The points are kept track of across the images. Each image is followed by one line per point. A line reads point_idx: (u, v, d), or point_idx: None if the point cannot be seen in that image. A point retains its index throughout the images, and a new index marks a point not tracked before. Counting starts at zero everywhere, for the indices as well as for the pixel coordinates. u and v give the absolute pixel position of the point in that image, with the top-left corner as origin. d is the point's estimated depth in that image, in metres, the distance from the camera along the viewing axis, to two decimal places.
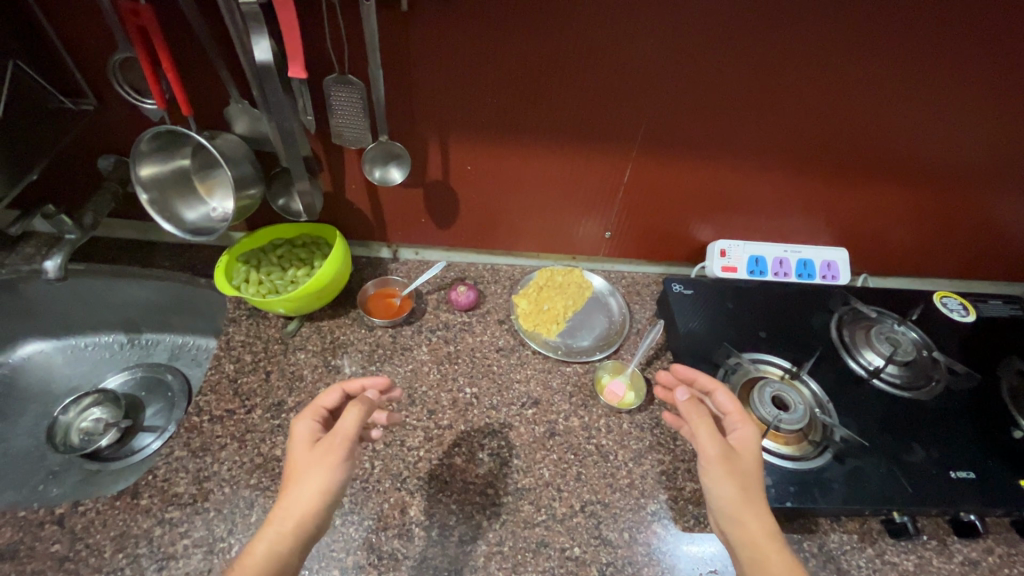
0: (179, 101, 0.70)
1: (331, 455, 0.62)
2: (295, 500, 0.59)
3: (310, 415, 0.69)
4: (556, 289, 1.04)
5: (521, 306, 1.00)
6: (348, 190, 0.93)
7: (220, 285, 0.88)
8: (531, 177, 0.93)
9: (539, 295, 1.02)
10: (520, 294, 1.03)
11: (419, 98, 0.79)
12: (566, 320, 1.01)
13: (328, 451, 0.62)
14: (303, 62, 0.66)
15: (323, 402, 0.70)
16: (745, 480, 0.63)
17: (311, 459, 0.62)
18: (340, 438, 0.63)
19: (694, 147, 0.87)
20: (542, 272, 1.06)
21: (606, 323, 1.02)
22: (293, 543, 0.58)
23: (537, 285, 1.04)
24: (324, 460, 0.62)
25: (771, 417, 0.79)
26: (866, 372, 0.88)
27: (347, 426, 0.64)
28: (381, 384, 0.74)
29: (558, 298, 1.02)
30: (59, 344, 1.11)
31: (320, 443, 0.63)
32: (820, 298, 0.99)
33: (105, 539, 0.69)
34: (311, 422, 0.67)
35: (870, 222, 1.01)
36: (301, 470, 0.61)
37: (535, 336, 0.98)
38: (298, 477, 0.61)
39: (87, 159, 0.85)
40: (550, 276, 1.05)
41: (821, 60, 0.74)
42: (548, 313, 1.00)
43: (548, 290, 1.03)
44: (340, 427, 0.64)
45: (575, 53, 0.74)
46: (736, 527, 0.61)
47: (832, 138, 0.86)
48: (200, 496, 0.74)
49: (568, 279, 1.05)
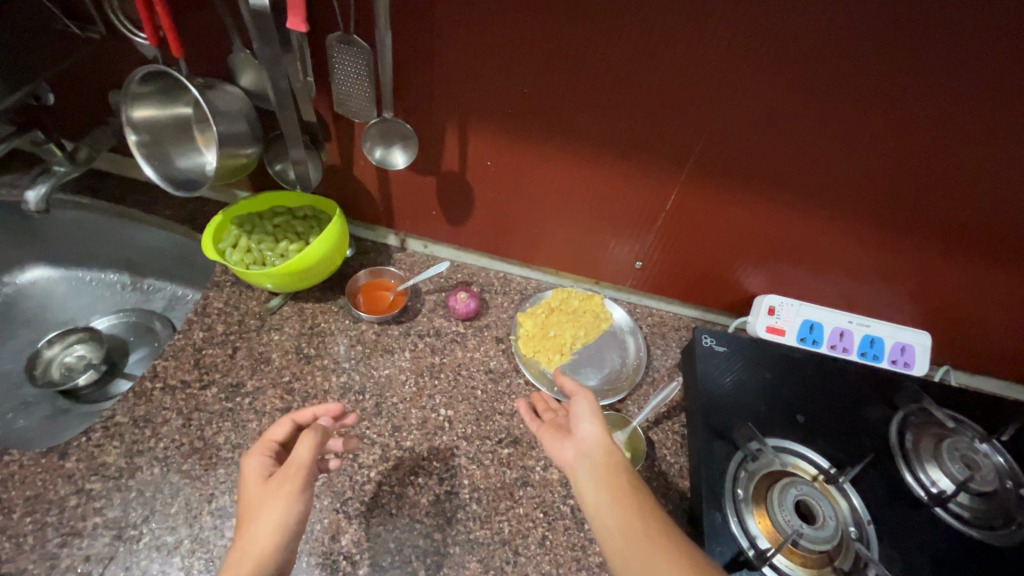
0: (171, 40, 0.63)
1: (284, 489, 0.54)
2: (246, 543, 0.51)
3: (259, 450, 0.60)
4: (568, 315, 0.91)
5: (524, 325, 0.89)
6: (356, 168, 0.84)
7: (204, 247, 0.82)
8: (559, 186, 0.81)
9: (546, 317, 0.90)
10: (528, 313, 0.91)
11: (438, 76, 0.69)
12: (572, 352, 0.88)
13: (284, 486, 0.54)
14: (302, 14, 0.57)
15: (271, 435, 0.61)
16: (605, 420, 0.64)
17: (263, 496, 0.54)
18: (292, 470, 0.55)
19: (757, 180, 0.73)
20: (557, 292, 0.94)
21: (615, 364, 0.88)
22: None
23: (548, 305, 0.92)
24: (279, 492, 0.53)
25: (791, 528, 0.64)
26: (926, 495, 0.71)
27: (302, 458, 0.56)
28: (334, 412, 0.66)
29: (568, 325, 0.90)
30: (63, 274, 1.10)
31: (274, 477, 0.55)
32: (883, 387, 0.81)
33: (18, 497, 0.64)
34: (260, 457, 0.59)
35: (966, 307, 0.82)
36: (252, 509, 0.53)
37: (533, 364, 0.86)
38: (252, 515, 0.53)
39: (92, 90, 0.80)
40: (565, 299, 0.93)
41: (942, 100, 0.59)
42: (552, 340, 0.88)
43: (560, 314, 0.91)
44: (295, 456, 0.55)
45: (632, 50, 0.62)
46: (599, 447, 0.59)
47: (938, 200, 0.69)
48: (126, 472, 0.68)
49: (585, 306, 0.92)
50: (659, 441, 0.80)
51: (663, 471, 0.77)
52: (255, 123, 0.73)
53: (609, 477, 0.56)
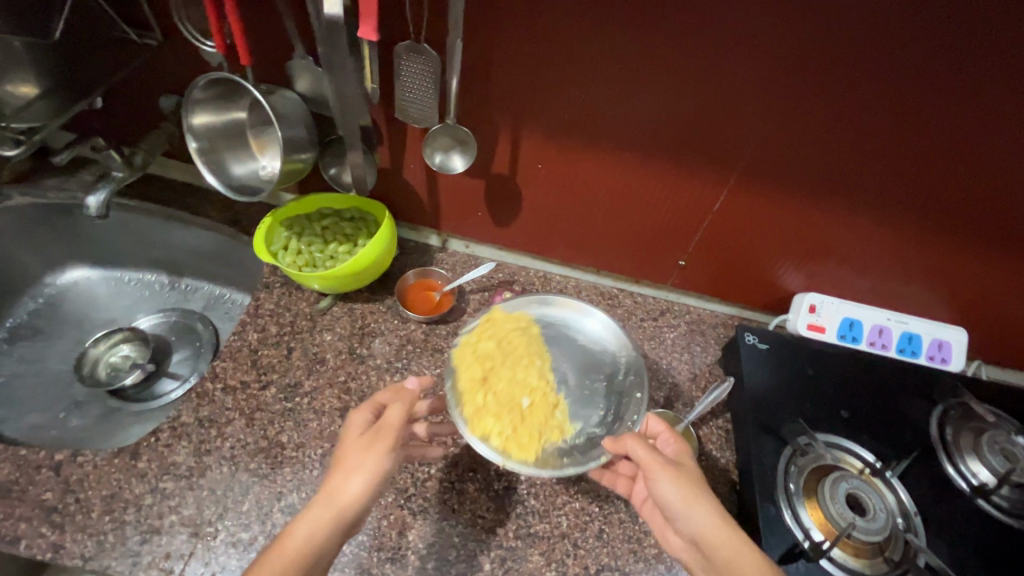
0: (239, 49, 0.63)
1: (379, 446, 0.56)
2: (339, 485, 0.53)
3: (366, 408, 0.61)
4: (506, 355, 0.74)
5: (517, 452, 0.67)
6: (405, 170, 0.85)
7: (258, 250, 0.83)
8: (607, 186, 0.82)
9: (504, 401, 0.70)
10: (471, 412, 0.69)
11: (498, 82, 0.70)
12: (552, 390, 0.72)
13: (378, 441, 0.56)
14: (374, 23, 0.58)
15: (379, 399, 0.63)
16: (691, 482, 0.58)
17: (358, 450, 0.56)
18: (387, 430, 0.57)
19: (807, 181, 0.74)
20: (466, 364, 0.73)
21: (617, 386, 0.74)
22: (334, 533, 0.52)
23: (491, 391, 0.71)
24: (372, 446, 0.56)
25: (844, 521, 0.66)
26: (968, 487, 0.74)
27: (392, 420, 0.58)
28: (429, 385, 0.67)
29: (509, 371, 0.72)
30: (104, 274, 1.12)
31: (372, 433, 0.57)
32: (922, 383, 0.83)
33: (95, 497, 0.66)
34: (365, 414, 0.60)
35: (1002, 305, 0.84)
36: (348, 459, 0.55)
37: (541, 460, 0.67)
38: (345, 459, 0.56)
39: (146, 97, 0.81)
40: (490, 353, 0.73)
41: (999, 105, 0.60)
42: (534, 417, 0.69)
43: (495, 361, 0.73)
44: (388, 418, 0.58)
45: (696, 53, 0.63)
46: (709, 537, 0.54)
47: (988, 201, 0.70)
48: (197, 471, 0.70)
49: (501, 333, 0.76)
50: (705, 437, 0.82)
51: (711, 466, 0.79)
52: (312, 128, 0.74)
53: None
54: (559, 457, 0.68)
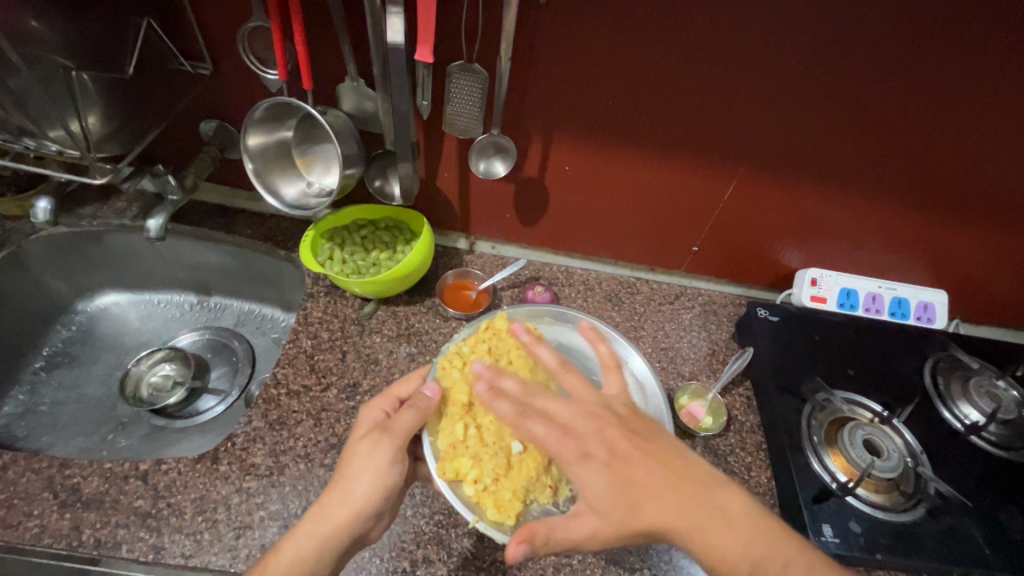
0: (302, 74, 0.69)
1: (381, 451, 0.62)
2: (348, 491, 0.61)
3: (380, 403, 0.70)
4: None
5: (492, 511, 0.66)
6: (441, 178, 0.92)
7: (307, 260, 0.88)
8: (624, 183, 0.90)
9: (488, 440, 0.71)
10: (448, 442, 0.70)
11: (533, 93, 0.78)
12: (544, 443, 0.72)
13: (379, 448, 0.63)
14: (432, 47, 0.65)
15: (396, 391, 0.72)
16: (618, 504, 0.56)
17: (364, 458, 0.62)
18: (392, 435, 0.64)
19: (802, 167, 0.84)
20: (452, 385, 0.74)
21: None
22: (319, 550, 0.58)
23: (475, 425, 0.72)
24: (373, 453, 0.62)
25: (863, 462, 0.76)
26: (962, 427, 0.84)
27: (401, 427, 0.65)
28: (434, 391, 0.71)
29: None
30: (134, 298, 1.14)
31: (374, 433, 0.64)
32: (914, 341, 0.94)
33: (185, 500, 0.70)
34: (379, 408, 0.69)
35: (973, 267, 0.96)
36: (348, 472, 0.62)
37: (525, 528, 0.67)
38: (339, 475, 0.62)
39: (194, 123, 0.86)
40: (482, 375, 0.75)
41: (956, 94, 0.72)
42: (518, 470, 0.69)
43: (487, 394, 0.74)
44: (399, 425, 0.65)
45: (701, 61, 0.72)
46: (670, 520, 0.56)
47: (958, 175, 0.81)
48: (276, 470, 0.74)
49: (500, 352, 0.78)
50: (730, 404, 0.90)
51: (740, 429, 0.88)
52: (360, 143, 0.80)
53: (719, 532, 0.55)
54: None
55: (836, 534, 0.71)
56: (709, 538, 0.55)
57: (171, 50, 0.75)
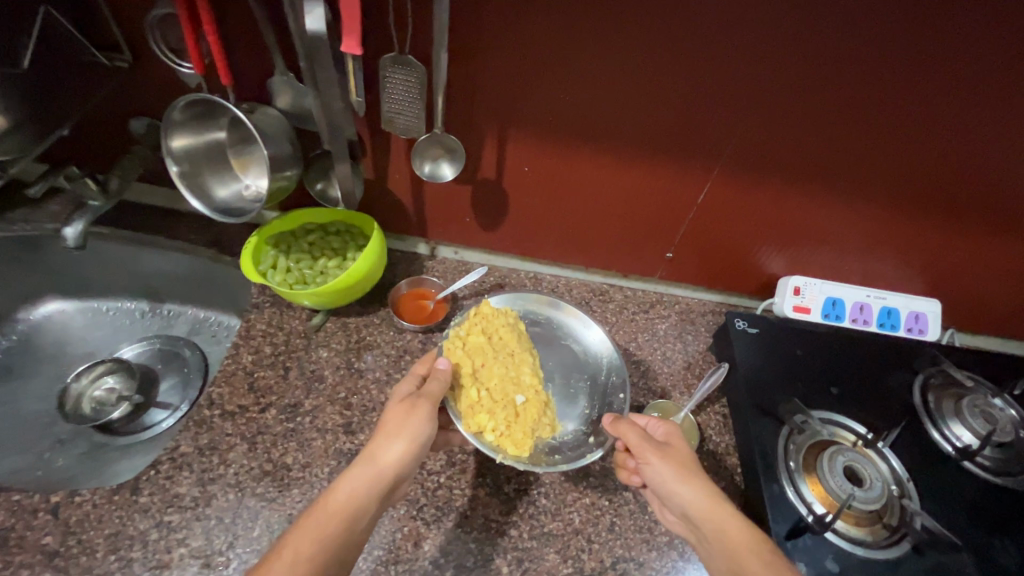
0: (220, 69, 0.63)
1: (424, 407, 0.60)
2: (378, 450, 0.57)
3: (408, 377, 0.66)
4: (495, 351, 0.74)
5: (512, 449, 0.67)
6: (392, 180, 0.85)
7: (246, 270, 0.81)
8: (593, 184, 0.83)
9: (497, 397, 0.70)
10: (459, 403, 0.70)
11: (482, 89, 0.71)
12: (542, 388, 0.74)
13: (419, 408, 0.60)
14: (359, 37, 0.58)
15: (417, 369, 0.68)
16: (684, 468, 0.62)
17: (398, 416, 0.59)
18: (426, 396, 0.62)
19: (786, 168, 0.77)
20: (456, 361, 0.72)
21: (598, 385, 0.78)
22: (369, 493, 0.55)
23: (484, 387, 0.71)
24: (414, 412, 0.60)
25: (844, 492, 0.69)
26: (953, 450, 0.77)
27: (434, 391, 0.63)
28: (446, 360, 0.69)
29: (506, 363, 0.74)
30: (80, 305, 1.07)
31: (410, 398, 0.62)
32: (903, 354, 0.88)
33: (98, 537, 0.64)
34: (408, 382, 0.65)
35: (969, 275, 0.89)
36: (389, 428, 0.59)
37: (535, 454, 0.70)
38: (385, 427, 0.59)
39: (121, 120, 0.79)
40: (480, 350, 0.74)
41: (961, 87, 0.64)
42: (527, 414, 0.70)
43: (490, 362, 0.73)
44: (428, 390, 0.63)
45: (675, 50, 0.64)
46: (706, 513, 0.58)
47: (959, 176, 0.74)
48: (202, 501, 0.68)
49: (491, 330, 0.76)
50: (704, 423, 0.84)
51: (712, 450, 0.81)
52: (296, 144, 0.73)
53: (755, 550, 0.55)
54: (550, 452, 0.71)
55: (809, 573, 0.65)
56: (738, 543, 0.56)
57: (80, 40, 0.68)
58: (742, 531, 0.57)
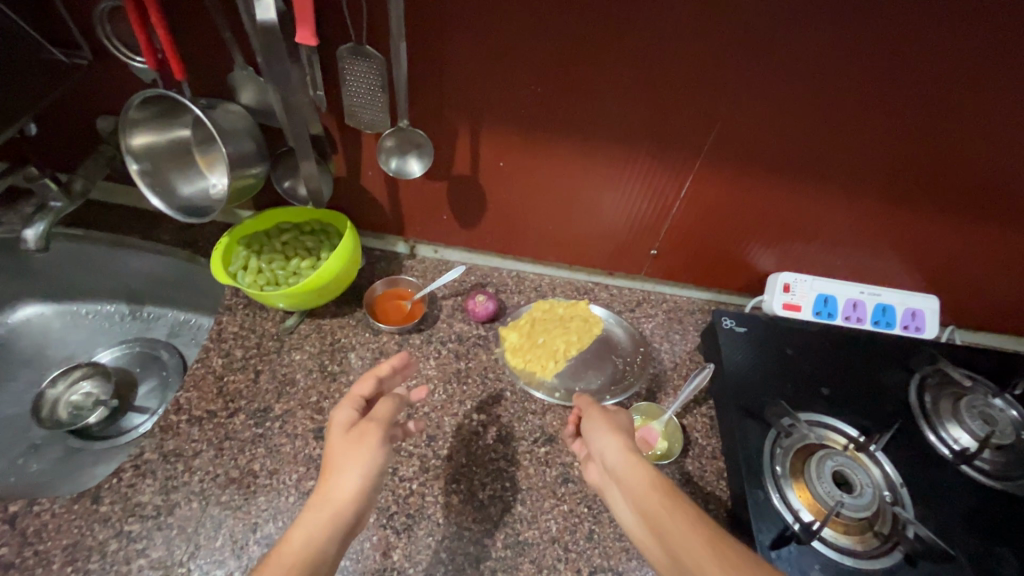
0: (171, 62, 0.61)
1: (369, 438, 0.55)
2: (333, 487, 0.51)
3: (347, 404, 0.60)
4: (557, 327, 0.88)
5: (509, 351, 0.85)
6: (364, 177, 0.83)
7: (215, 270, 0.79)
8: (571, 178, 0.80)
9: (530, 330, 0.87)
10: (511, 326, 0.89)
11: (449, 81, 0.68)
12: (567, 358, 0.86)
13: (367, 435, 0.55)
14: (312, 26, 0.55)
15: (357, 391, 0.62)
16: (621, 427, 0.62)
17: (343, 446, 0.54)
18: (374, 423, 0.57)
19: (770, 161, 0.73)
20: (536, 308, 0.90)
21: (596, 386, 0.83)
22: (333, 531, 0.50)
23: (531, 327, 0.88)
24: (360, 442, 0.54)
25: (832, 498, 0.66)
26: (950, 454, 0.73)
27: (382, 413, 0.58)
28: (402, 360, 0.68)
29: (556, 333, 0.87)
30: (58, 308, 1.05)
31: (357, 428, 0.56)
32: (898, 353, 0.84)
33: (56, 547, 0.63)
34: (347, 409, 0.59)
35: (969, 270, 0.85)
36: (336, 461, 0.53)
37: (530, 378, 0.84)
38: (333, 464, 0.53)
39: (86, 118, 0.78)
40: (552, 319, 0.89)
41: (951, 71, 0.60)
42: (538, 353, 0.85)
43: (545, 326, 0.88)
44: (376, 414, 0.58)
45: (646, 37, 0.61)
46: (619, 456, 0.57)
47: (953, 165, 0.70)
48: (164, 510, 0.67)
49: (568, 316, 0.90)
50: (690, 426, 0.81)
51: (698, 454, 0.78)
52: (260, 141, 0.71)
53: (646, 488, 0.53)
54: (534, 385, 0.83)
55: None
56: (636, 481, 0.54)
57: (36, 38, 0.68)
58: (642, 467, 0.55)
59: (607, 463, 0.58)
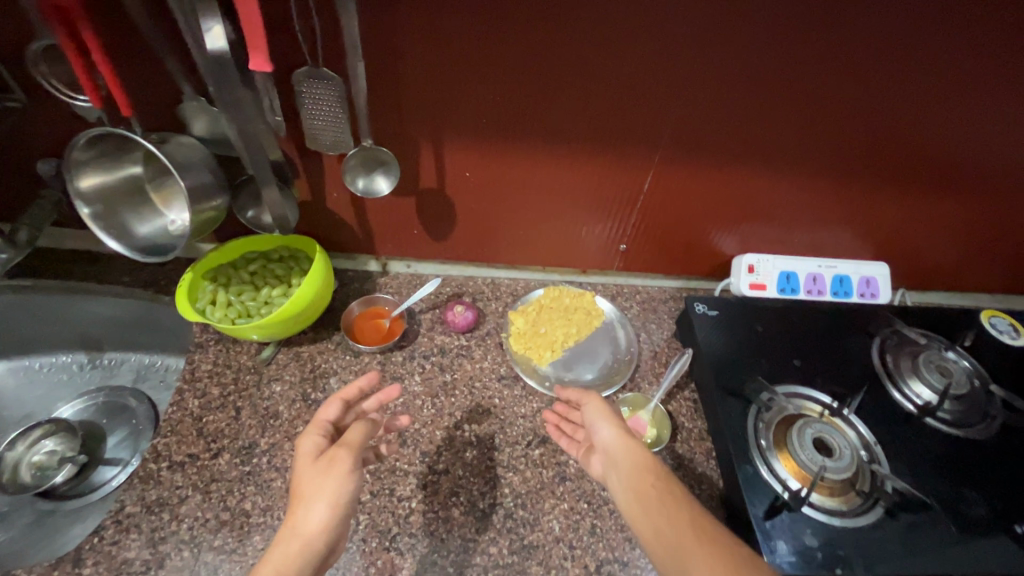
0: (117, 99, 0.59)
1: (341, 463, 0.55)
2: (303, 517, 0.51)
3: (313, 431, 0.60)
4: (560, 319, 0.91)
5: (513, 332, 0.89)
6: (330, 199, 0.82)
7: (181, 308, 0.76)
8: (535, 182, 0.81)
9: (534, 316, 0.91)
10: (519, 311, 0.92)
11: (408, 98, 0.68)
12: (564, 349, 0.88)
13: (336, 462, 0.55)
14: (264, 52, 0.54)
15: (323, 416, 0.62)
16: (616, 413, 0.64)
17: (314, 475, 0.54)
18: (344, 449, 0.56)
19: (721, 151, 0.77)
20: (545, 297, 0.94)
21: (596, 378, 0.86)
22: (303, 564, 0.50)
23: (537, 313, 0.92)
24: (331, 469, 0.54)
25: (815, 464, 0.70)
26: (915, 408, 0.79)
27: (355, 438, 0.58)
28: (372, 379, 0.65)
29: (558, 324, 0.91)
30: (9, 365, 0.98)
31: (328, 454, 0.55)
32: (858, 319, 0.89)
33: None
34: (313, 436, 0.59)
35: (911, 235, 0.91)
36: (307, 490, 0.53)
37: (525, 362, 0.87)
38: (301, 492, 0.53)
39: (26, 163, 0.74)
40: (556, 311, 0.92)
41: (877, 55, 0.64)
42: (539, 341, 0.88)
43: (550, 315, 0.92)
44: (347, 439, 0.57)
45: (592, 43, 0.63)
46: (616, 446, 0.59)
47: (887, 141, 0.75)
48: (154, 563, 0.64)
49: (574, 306, 0.93)
50: (676, 411, 0.83)
51: (686, 437, 0.81)
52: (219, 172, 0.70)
53: (636, 477, 0.56)
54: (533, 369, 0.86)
55: (790, 551, 0.65)
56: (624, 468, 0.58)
57: None
58: (638, 454, 0.58)
59: (605, 450, 0.60)
